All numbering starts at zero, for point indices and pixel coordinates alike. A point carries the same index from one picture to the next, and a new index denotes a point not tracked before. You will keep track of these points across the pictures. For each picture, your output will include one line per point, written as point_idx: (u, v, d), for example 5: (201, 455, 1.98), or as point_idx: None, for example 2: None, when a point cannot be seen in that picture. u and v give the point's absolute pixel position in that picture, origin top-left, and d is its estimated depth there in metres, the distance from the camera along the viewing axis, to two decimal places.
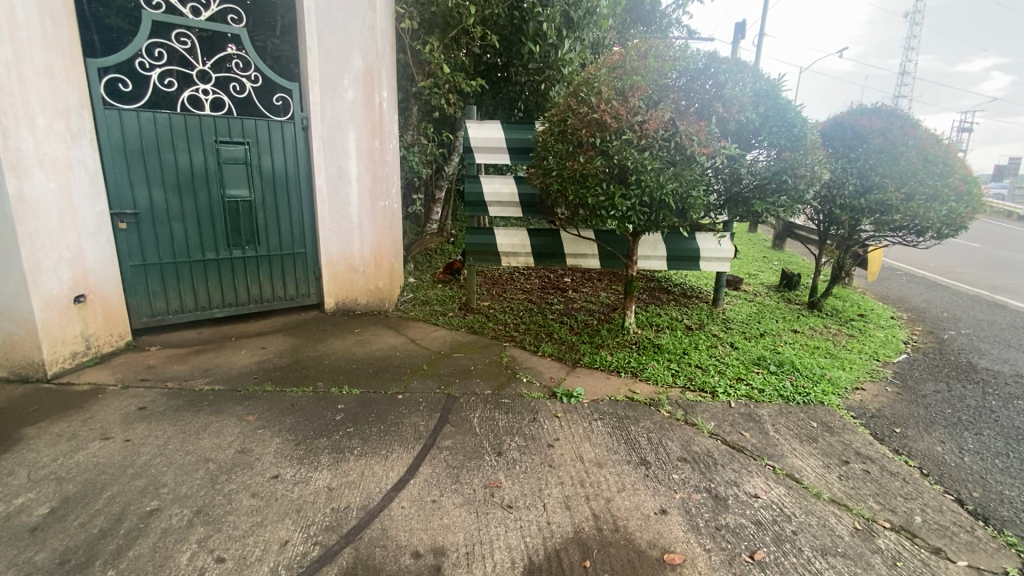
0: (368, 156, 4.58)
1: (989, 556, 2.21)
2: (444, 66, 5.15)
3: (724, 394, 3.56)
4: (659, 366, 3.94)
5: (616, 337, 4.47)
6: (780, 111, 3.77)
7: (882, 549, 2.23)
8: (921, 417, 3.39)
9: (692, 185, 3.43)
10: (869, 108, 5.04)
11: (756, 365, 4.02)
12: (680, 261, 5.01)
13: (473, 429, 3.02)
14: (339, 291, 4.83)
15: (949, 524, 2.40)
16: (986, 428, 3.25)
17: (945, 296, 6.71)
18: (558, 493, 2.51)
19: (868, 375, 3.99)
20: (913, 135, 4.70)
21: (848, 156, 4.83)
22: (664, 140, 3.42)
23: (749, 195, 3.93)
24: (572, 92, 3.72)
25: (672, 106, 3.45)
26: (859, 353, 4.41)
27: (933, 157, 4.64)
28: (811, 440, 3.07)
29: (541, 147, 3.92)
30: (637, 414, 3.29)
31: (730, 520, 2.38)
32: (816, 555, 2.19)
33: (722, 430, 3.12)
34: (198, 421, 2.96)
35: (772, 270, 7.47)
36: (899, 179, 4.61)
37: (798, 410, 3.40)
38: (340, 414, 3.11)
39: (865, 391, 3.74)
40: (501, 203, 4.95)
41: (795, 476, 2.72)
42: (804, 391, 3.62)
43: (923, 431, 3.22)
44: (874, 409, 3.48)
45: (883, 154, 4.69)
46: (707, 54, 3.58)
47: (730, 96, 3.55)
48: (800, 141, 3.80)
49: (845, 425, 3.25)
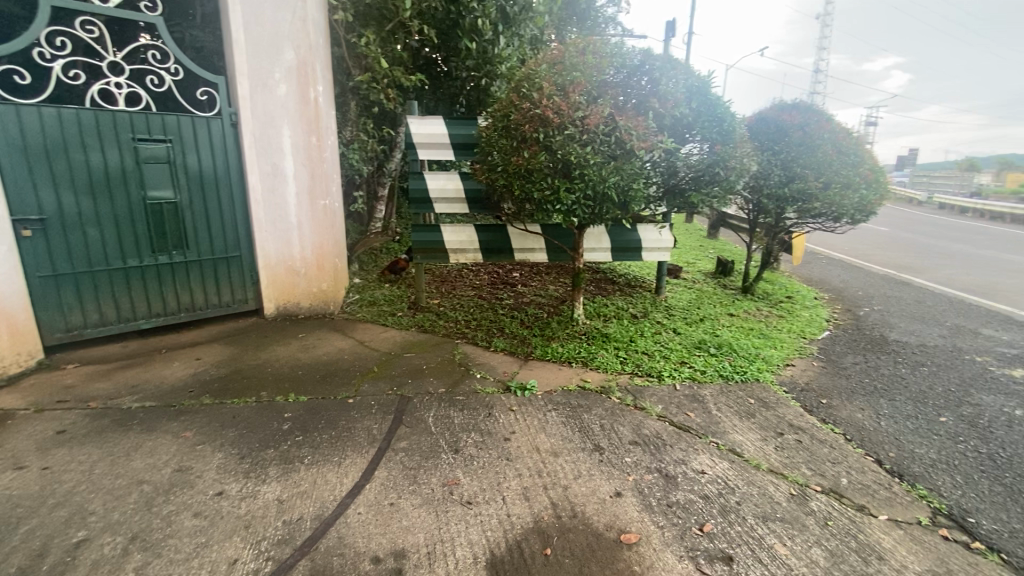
0: (306, 153, 4.40)
1: (905, 509, 2.44)
2: (382, 61, 5.04)
3: (669, 377, 3.74)
4: (609, 354, 4.06)
5: (566, 329, 4.57)
6: (711, 106, 3.93)
7: (815, 511, 2.42)
8: (844, 387, 3.69)
9: (632, 178, 3.55)
10: (789, 103, 5.39)
11: (697, 348, 4.24)
12: (623, 252, 5.17)
13: (429, 429, 2.99)
14: (280, 295, 4.62)
15: (871, 483, 2.63)
16: (898, 394, 3.59)
17: (859, 276, 7.32)
18: (516, 486, 2.53)
19: (797, 352, 4.29)
20: (828, 130, 5.09)
21: (772, 149, 5.16)
22: (605, 134, 3.48)
23: (685, 187, 4.12)
24: (514, 87, 3.75)
25: (611, 101, 3.52)
26: (788, 332, 4.74)
27: (845, 149, 5.04)
28: (749, 415, 3.28)
29: (485, 142, 3.94)
30: (590, 402, 3.38)
31: (680, 497, 2.50)
32: (758, 522, 2.34)
33: (669, 412, 3.27)
34: (128, 441, 2.75)
35: (707, 258, 7.88)
36: (817, 170, 4.97)
37: (737, 388, 3.62)
38: (287, 423, 2.98)
39: (794, 367, 4.03)
40: (447, 199, 4.90)
41: (736, 450, 2.89)
42: (741, 369, 3.86)
43: (846, 400, 3.50)
44: (803, 383, 3.76)
45: (803, 147, 5.04)
46: (643, 51, 3.68)
47: (665, 92, 3.65)
48: (730, 134, 4.00)
49: (778, 399, 3.49)
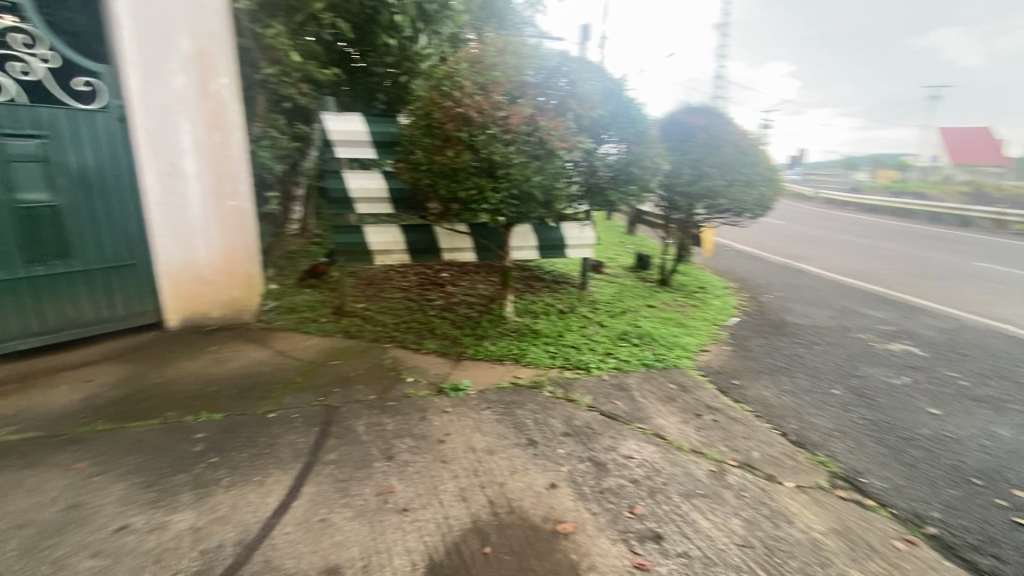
0: (209, 150, 4.04)
1: (806, 475, 2.71)
2: (293, 54, 4.79)
3: (597, 368, 3.88)
4: (539, 350, 4.14)
5: (497, 327, 4.59)
6: (625, 108, 4.11)
7: (731, 484, 2.62)
8: (751, 368, 4.03)
9: (555, 177, 3.64)
10: (695, 106, 5.75)
11: (621, 339, 4.43)
12: (549, 250, 5.29)
13: (360, 438, 2.89)
14: (185, 306, 4.24)
15: (778, 454, 2.90)
16: (796, 371, 3.98)
17: (760, 266, 8.03)
18: (453, 488, 2.51)
19: (710, 339, 4.63)
20: (728, 132, 5.50)
21: (682, 149, 5.50)
22: (528, 134, 3.50)
23: (605, 186, 4.29)
24: (434, 86, 3.71)
25: (532, 101, 3.56)
26: (702, 320, 5.10)
27: (744, 150, 5.48)
28: (671, 399, 3.48)
29: (406, 140, 3.85)
30: (522, 398, 3.43)
31: (612, 483, 2.60)
32: (683, 500, 2.49)
33: (598, 402, 3.40)
34: (3, 480, 2.39)
35: (628, 253, 8.27)
36: (721, 169, 5.37)
37: (658, 375, 3.83)
38: (200, 443, 2.75)
39: (708, 352, 4.35)
40: (369, 198, 4.73)
41: (660, 434, 3.06)
42: (662, 357, 4.09)
43: (754, 380, 3.83)
44: (716, 366, 4.05)
45: (708, 148, 5.42)
46: (559, 53, 3.77)
47: (583, 93, 3.73)
48: (644, 136, 4.20)
49: (696, 382, 3.74)
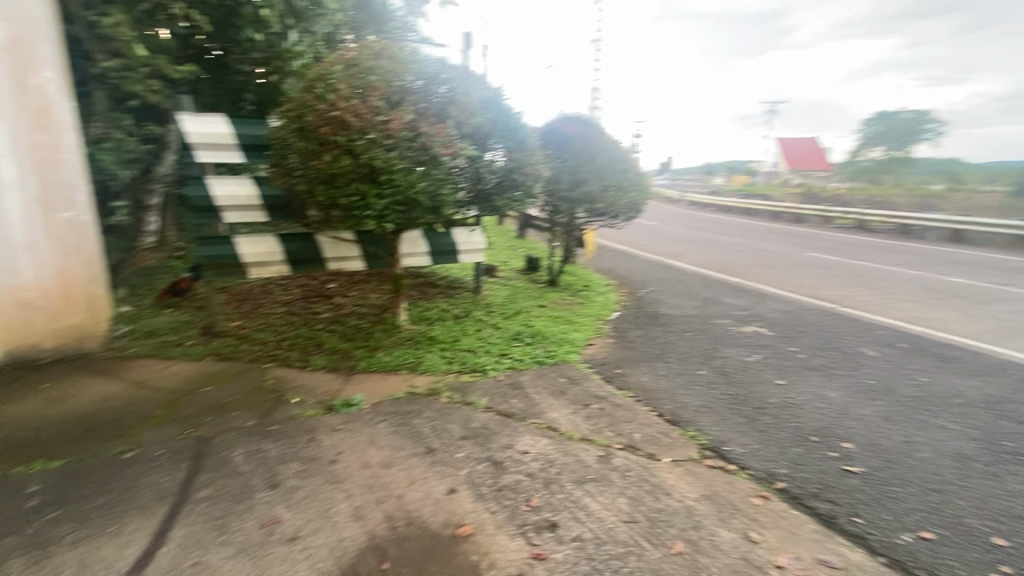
0: (32, 154, 3.45)
1: (681, 449, 3.00)
2: (139, 47, 4.28)
3: (492, 369, 3.95)
4: (434, 356, 4.11)
5: (390, 337, 4.47)
6: (506, 117, 4.25)
7: (618, 466, 2.82)
8: (632, 357, 4.38)
9: (441, 183, 3.59)
10: (572, 115, 6.09)
11: (515, 339, 4.57)
12: (440, 256, 5.27)
13: (239, 468, 2.65)
14: (7, 338, 3.57)
15: (656, 433, 3.18)
16: (670, 356, 4.40)
17: (638, 263, 8.75)
18: (347, 507, 2.40)
19: (596, 333, 4.94)
20: (602, 141, 5.93)
21: (562, 157, 5.81)
22: (410, 140, 3.47)
23: (491, 192, 4.38)
24: (307, 87, 3.58)
25: (413, 107, 3.54)
26: (588, 316, 5.42)
27: (616, 158, 5.94)
28: (562, 393, 3.66)
29: (280, 144, 3.66)
30: (418, 407, 3.39)
31: (509, 480, 2.67)
32: (575, 487, 2.63)
33: (493, 402, 3.46)
34: None
35: (519, 256, 8.54)
36: (598, 176, 5.76)
37: (550, 370, 4.01)
38: (32, 499, 2.33)
39: (594, 345, 4.64)
40: (239, 206, 4.36)
41: (553, 427, 3.20)
42: (553, 354, 4.29)
43: (634, 367, 4.16)
44: (602, 358, 4.34)
45: (585, 156, 5.79)
46: (438, 60, 3.81)
47: (462, 101, 3.80)
48: (524, 143, 4.39)
49: (584, 374, 3.98)
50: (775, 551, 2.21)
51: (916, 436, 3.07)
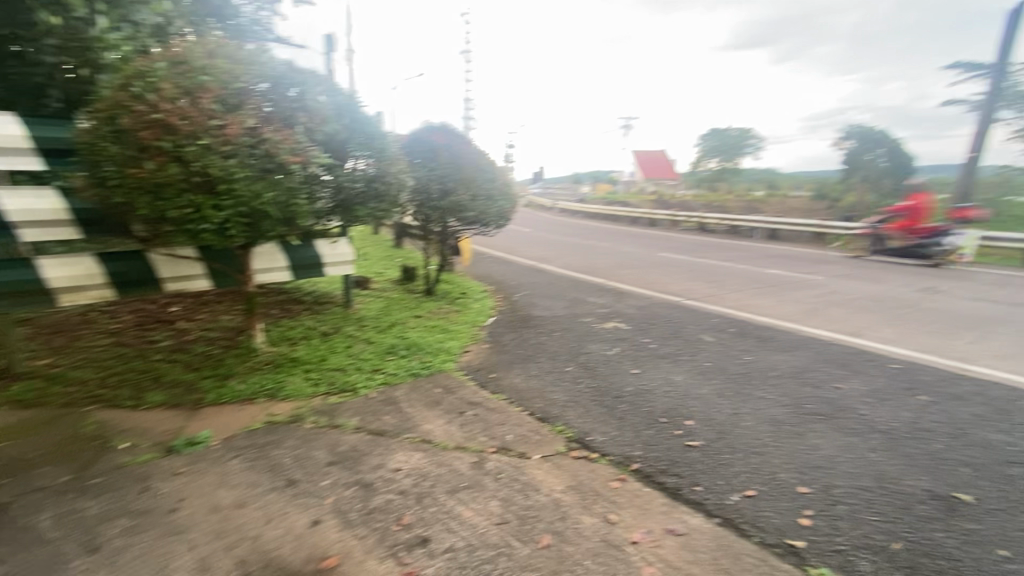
0: None
1: (550, 445, 3.14)
2: None
3: (363, 387, 3.78)
4: (298, 379, 3.82)
5: (244, 363, 4.06)
6: (362, 125, 4.14)
7: (490, 470, 2.86)
8: (505, 361, 4.49)
9: (292, 193, 3.38)
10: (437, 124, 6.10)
11: (388, 353, 4.42)
12: (302, 270, 4.93)
13: (42, 538, 2.20)
14: None
15: (527, 432, 3.29)
16: (541, 356, 4.59)
17: (513, 269, 9.04)
18: (189, 561, 2.12)
19: (471, 340, 4.99)
20: (469, 150, 6.01)
21: (428, 167, 5.82)
22: (252, 147, 3.19)
23: (353, 201, 4.19)
24: (121, 84, 3.13)
25: (255, 112, 3.26)
26: (464, 323, 5.46)
27: (484, 167, 6.06)
28: (436, 403, 3.63)
29: (87, 148, 3.14)
30: (279, 436, 3.11)
31: (379, 500, 2.56)
32: (448, 497, 2.62)
33: (364, 421, 3.31)
34: None
35: (394, 266, 8.34)
36: (466, 185, 5.83)
37: (424, 382, 3.95)
38: None
39: (470, 352, 4.68)
40: (39, 222, 3.66)
41: (427, 439, 3.16)
42: (427, 365, 4.23)
43: (508, 370, 4.27)
44: (476, 364, 4.39)
45: (452, 165, 5.83)
46: (284, 62, 3.54)
47: (313, 107, 3.59)
48: (384, 151, 4.30)
49: (458, 382, 3.99)
50: (630, 528, 2.40)
51: (741, 407, 3.57)
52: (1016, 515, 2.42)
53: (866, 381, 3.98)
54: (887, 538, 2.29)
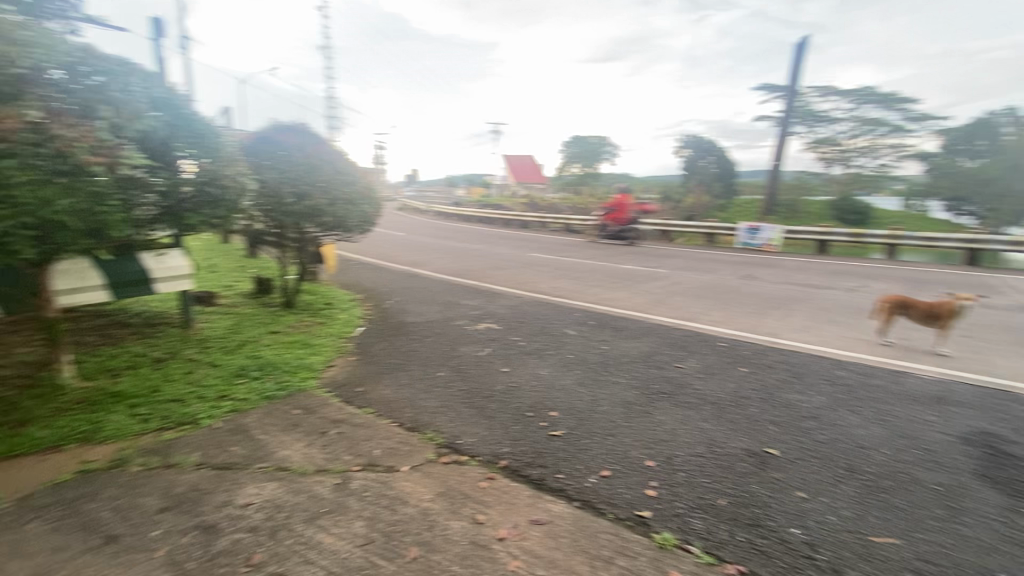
0: None
1: (419, 454, 3.08)
2: None
3: (206, 418, 3.36)
4: (122, 417, 3.28)
5: (46, 404, 3.37)
6: (187, 121, 3.74)
7: (355, 489, 2.72)
8: (374, 372, 4.32)
9: (98, 198, 2.97)
10: (286, 123, 5.69)
11: (238, 376, 4.00)
12: (126, 287, 4.24)
13: None
14: None
15: (396, 444, 3.19)
16: (411, 364, 4.50)
17: (384, 275, 8.76)
18: None
19: (336, 353, 4.72)
20: (323, 151, 5.71)
21: (278, 169, 5.36)
22: (37, 145, 2.67)
23: (181, 207, 3.87)
24: None
25: (40, 104, 2.73)
26: (329, 336, 5.15)
27: (342, 169, 5.80)
28: (295, 426, 3.36)
29: None
30: (94, 487, 2.64)
31: (225, 543, 2.30)
32: (307, 525, 2.43)
33: (207, 456, 2.95)
34: None
35: (249, 278, 7.57)
36: (324, 188, 5.50)
37: (281, 404, 3.64)
38: None
39: (334, 366, 4.42)
40: None
41: (284, 466, 2.91)
42: (285, 385, 3.90)
43: (376, 382, 4.12)
44: (342, 379, 4.16)
45: (305, 168, 5.46)
46: (80, 45, 2.99)
47: (119, 100, 3.13)
48: (215, 150, 3.95)
49: (321, 400, 3.74)
50: (497, 525, 2.44)
51: (599, 393, 3.85)
52: (809, 461, 2.93)
53: (700, 359, 4.55)
54: (715, 496, 2.62)
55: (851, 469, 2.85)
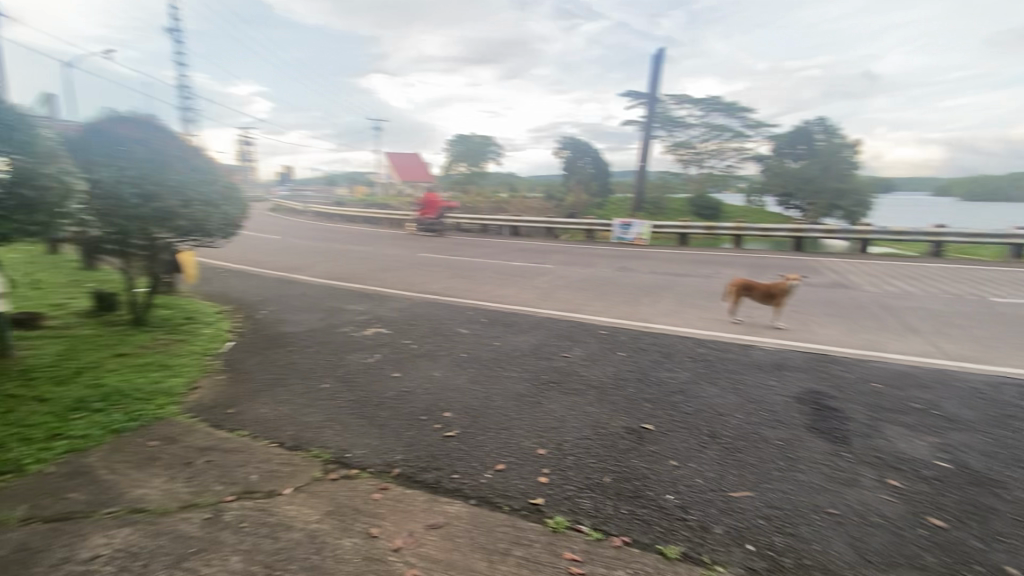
0: None
1: (304, 473, 2.87)
2: None
3: (32, 464, 2.81)
4: None
5: None
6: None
7: (230, 521, 2.46)
8: (248, 390, 3.94)
9: None
10: (126, 114, 4.93)
11: (75, 410, 3.40)
12: None
13: None
14: None
15: (276, 466, 2.94)
16: (291, 378, 4.18)
17: (256, 283, 8.02)
18: None
19: (202, 373, 4.22)
20: (174, 146, 5.08)
21: (115, 166, 4.61)
22: None
23: None
24: None
25: None
26: (192, 355, 4.59)
27: (196, 168, 5.20)
28: (152, 460, 2.95)
29: None
30: None
31: None
32: (171, 570, 2.14)
33: (33, 509, 2.46)
34: None
35: (84, 294, 6.46)
36: (175, 189, 4.88)
37: (134, 437, 3.17)
38: None
39: (200, 388, 3.95)
40: None
41: (139, 507, 2.53)
42: (138, 415, 3.40)
43: (251, 401, 3.76)
44: (210, 401, 3.73)
45: (150, 164, 4.79)
46: None
47: None
48: (29, 146, 3.39)
49: (184, 428, 3.32)
50: (392, 536, 2.37)
51: (492, 389, 3.91)
52: (679, 432, 3.26)
53: (585, 348, 4.83)
54: (601, 475, 2.81)
55: (713, 435, 3.22)
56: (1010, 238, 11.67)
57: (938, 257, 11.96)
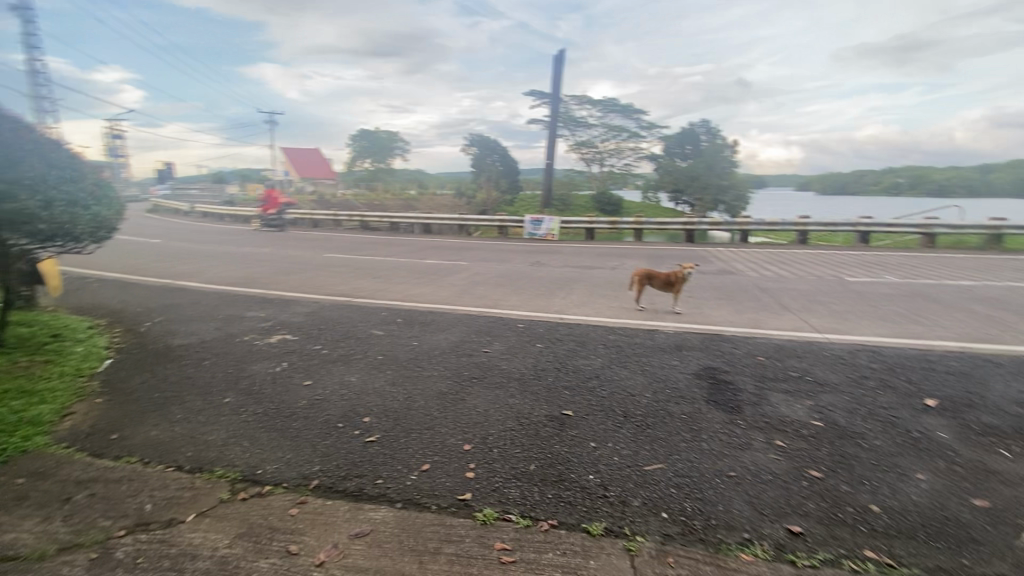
0: None
1: (209, 496, 2.63)
2: None
3: None
4: None
5: None
6: None
7: (123, 558, 2.19)
8: (134, 411, 3.51)
9: None
10: None
11: None
12: None
13: None
14: None
15: (175, 491, 2.66)
16: (187, 394, 3.79)
17: (136, 292, 7.14)
18: None
19: (76, 397, 3.69)
20: (30, 138, 4.32)
21: None
22: None
23: None
24: None
25: None
26: (60, 377, 3.99)
27: (59, 163, 4.50)
28: (18, 501, 2.54)
29: None
30: None
31: None
32: None
33: None
34: None
35: None
36: (35, 188, 4.17)
37: None
38: None
39: (74, 414, 3.46)
40: None
41: (4, 557, 2.17)
42: None
43: (139, 423, 3.36)
44: (87, 428, 3.28)
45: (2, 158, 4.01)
46: None
47: None
48: None
49: (57, 461, 2.89)
50: (314, 551, 2.25)
51: (412, 390, 3.84)
52: (596, 415, 3.43)
53: (503, 342, 4.90)
54: (526, 464, 2.87)
55: (626, 415, 3.43)
56: (857, 227, 13.62)
57: (804, 244, 13.63)
